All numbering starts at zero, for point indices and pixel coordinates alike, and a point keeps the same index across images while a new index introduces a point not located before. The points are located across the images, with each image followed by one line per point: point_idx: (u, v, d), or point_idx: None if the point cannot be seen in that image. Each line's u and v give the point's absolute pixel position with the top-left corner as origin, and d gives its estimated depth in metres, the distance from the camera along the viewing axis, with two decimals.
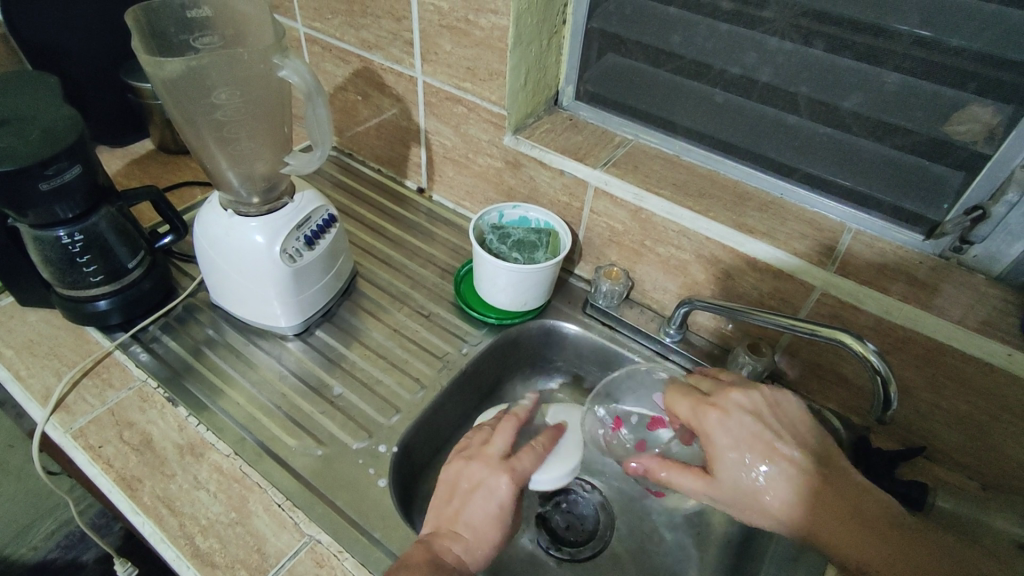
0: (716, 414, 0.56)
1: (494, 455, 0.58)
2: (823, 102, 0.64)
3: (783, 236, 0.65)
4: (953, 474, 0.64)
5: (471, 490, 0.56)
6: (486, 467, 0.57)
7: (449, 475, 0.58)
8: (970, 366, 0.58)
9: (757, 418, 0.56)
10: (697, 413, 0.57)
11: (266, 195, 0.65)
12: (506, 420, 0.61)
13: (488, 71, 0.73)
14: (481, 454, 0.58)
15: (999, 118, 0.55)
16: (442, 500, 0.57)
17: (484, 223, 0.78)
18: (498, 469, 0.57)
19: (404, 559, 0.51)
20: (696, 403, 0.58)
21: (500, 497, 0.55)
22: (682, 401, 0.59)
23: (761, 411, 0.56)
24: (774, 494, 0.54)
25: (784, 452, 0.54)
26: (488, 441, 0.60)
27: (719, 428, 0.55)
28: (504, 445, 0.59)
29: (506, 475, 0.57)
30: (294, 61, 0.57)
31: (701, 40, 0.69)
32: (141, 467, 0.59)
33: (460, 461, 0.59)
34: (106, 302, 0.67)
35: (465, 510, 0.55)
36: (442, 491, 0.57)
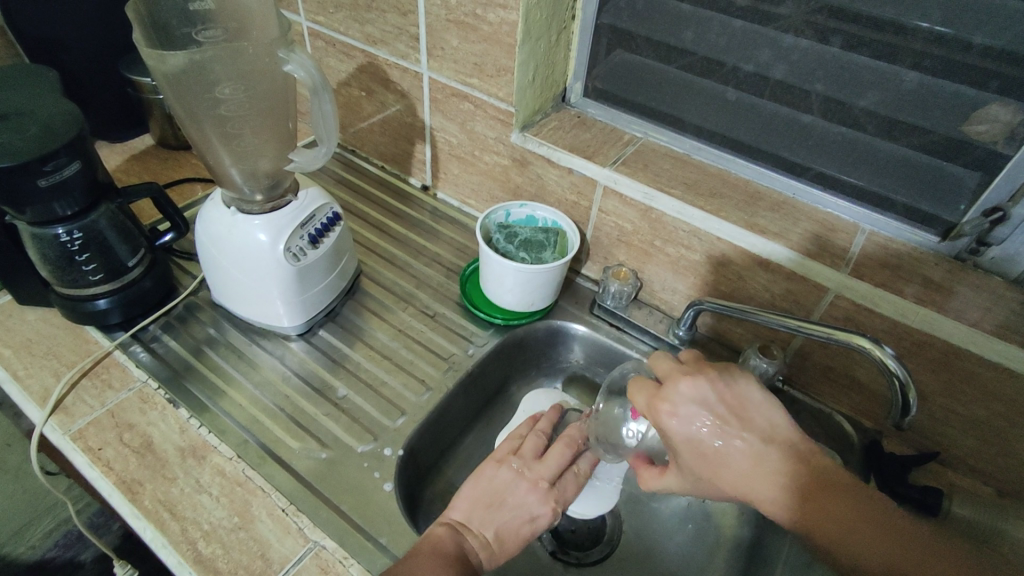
0: (665, 408, 0.53)
1: (545, 480, 0.58)
2: (839, 101, 0.63)
3: (796, 237, 0.64)
4: (968, 480, 0.64)
5: (519, 507, 0.56)
6: (537, 492, 0.57)
7: (494, 481, 0.58)
8: (987, 371, 0.57)
9: (707, 409, 0.52)
10: (650, 408, 0.54)
11: (269, 193, 0.63)
12: (563, 445, 0.61)
13: (495, 68, 0.71)
14: (534, 473, 0.59)
15: (1020, 117, 0.54)
16: (479, 505, 0.56)
17: (490, 222, 0.76)
18: (545, 496, 0.58)
19: (434, 542, 0.52)
20: (649, 397, 0.55)
21: (538, 525, 0.56)
22: (639, 392, 0.56)
23: (713, 401, 0.53)
24: (735, 481, 0.51)
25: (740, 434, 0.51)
26: (543, 460, 0.60)
27: (672, 419, 0.53)
28: (557, 471, 0.59)
29: (550, 505, 0.58)
30: (300, 55, 0.55)
31: (714, 37, 0.67)
32: (143, 470, 0.58)
33: (513, 474, 0.58)
34: (105, 301, 0.66)
35: (502, 519, 0.55)
36: (484, 493, 0.57)
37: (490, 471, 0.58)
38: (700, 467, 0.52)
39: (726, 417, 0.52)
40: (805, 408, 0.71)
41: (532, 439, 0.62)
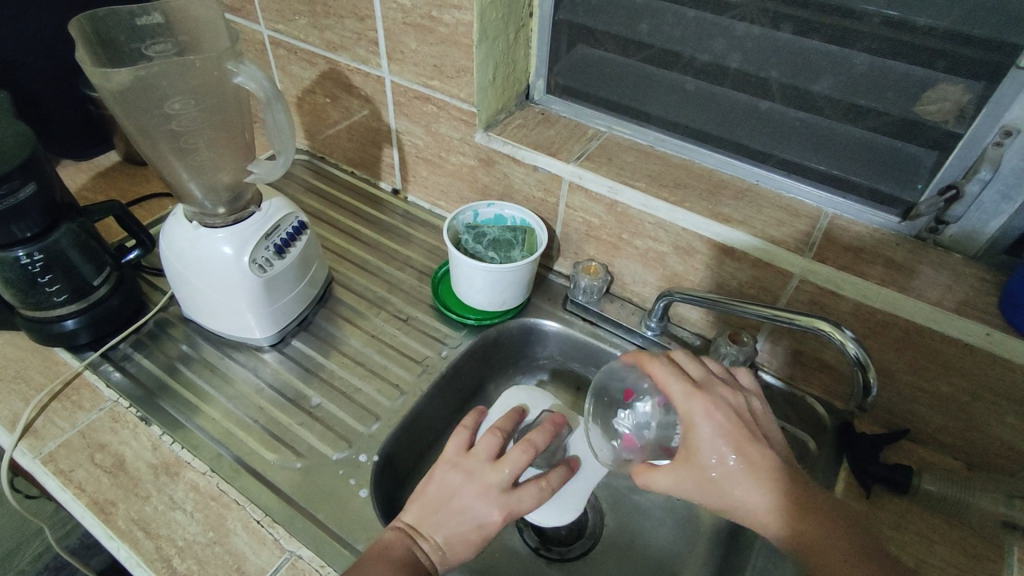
0: (702, 402, 0.53)
1: (496, 485, 0.55)
2: (795, 87, 0.63)
3: (760, 224, 0.65)
4: (939, 455, 0.65)
5: (464, 512, 0.54)
6: (485, 496, 0.55)
7: (440, 483, 0.56)
8: (948, 347, 0.58)
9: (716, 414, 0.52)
10: (687, 399, 0.53)
11: (232, 206, 0.63)
12: (520, 449, 0.57)
13: (455, 69, 0.71)
14: (484, 476, 0.56)
15: (968, 96, 0.55)
16: (428, 508, 0.55)
17: (458, 223, 0.76)
18: (495, 501, 0.55)
19: (384, 549, 0.52)
20: (686, 387, 0.53)
21: (489, 530, 0.54)
22: (675, 381, 0.54)
23: (735, 407, 0.53)
24: (727, 483, 0.51)
25: (755, 448, 0.52)
26: (497, 463, 0.57)
27: (706, 418, 0.52)
28: (510, 476, 0.56)
29: (500, 510, 0.55)
30: (250, 66, 0.55)
31: (669, 28, 0.68)
32: (115, 490, 0.57)
33: (461, 476, 0.56)
34: (73, 322, 0.65)
35: (449, 525, 0.54)
36: (432, 497, 0.55)
37: (440, 473, 0.57)
38: (698, 474, 0.52)
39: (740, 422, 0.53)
40: (778, 393, 0.71)
41: (487, 440, 0.58)
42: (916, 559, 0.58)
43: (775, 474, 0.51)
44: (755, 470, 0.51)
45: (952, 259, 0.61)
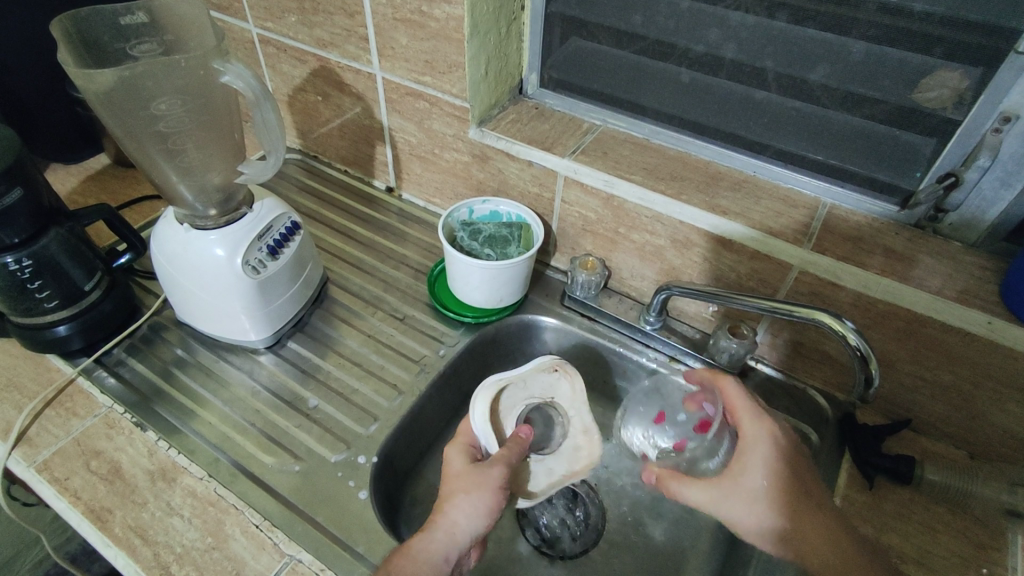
0: (768, 430, 0.54)
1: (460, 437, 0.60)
2: (791, 76, 0.63)
3: (757, 216, 0.64)
4: (941, 444, 0.64)
5: (450, 468, 0.56)
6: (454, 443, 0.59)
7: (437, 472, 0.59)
8: (950, 336, 0.57)
9: (776, 444, 0.53)
10: (755, 422, 0.55)
11: (223, 207, 0.62)
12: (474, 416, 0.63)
13: (446, 64, 0.70)
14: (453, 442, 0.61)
15: (967, 82, 0.54)
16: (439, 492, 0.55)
17: (453, 220, 0.75)
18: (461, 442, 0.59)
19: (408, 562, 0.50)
20: (756, 411, 0.55)
21: (460, 465, 0.56)
22: (745, 400, 0.56)
23: (790, 444, 0.55)
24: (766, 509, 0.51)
25: (803, 485, 0.53)
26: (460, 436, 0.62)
27: (765, 441, 0.53)
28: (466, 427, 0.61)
29: (461, 443, 0.58)
30: (236, 65, 0.54)
31: (663, 20, 0.67)
32: (111, 497, 0.57)
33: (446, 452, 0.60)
34: (65, 328, 0.64)
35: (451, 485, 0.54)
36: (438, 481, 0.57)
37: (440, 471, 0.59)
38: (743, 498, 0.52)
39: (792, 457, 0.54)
40: (778, 385, 0.71)
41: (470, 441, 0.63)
42: (918, 549, 0.57)
43: (811, 510, 0.52)
44: (786, 503, 0.52)
45: (952, 247, 0.60)
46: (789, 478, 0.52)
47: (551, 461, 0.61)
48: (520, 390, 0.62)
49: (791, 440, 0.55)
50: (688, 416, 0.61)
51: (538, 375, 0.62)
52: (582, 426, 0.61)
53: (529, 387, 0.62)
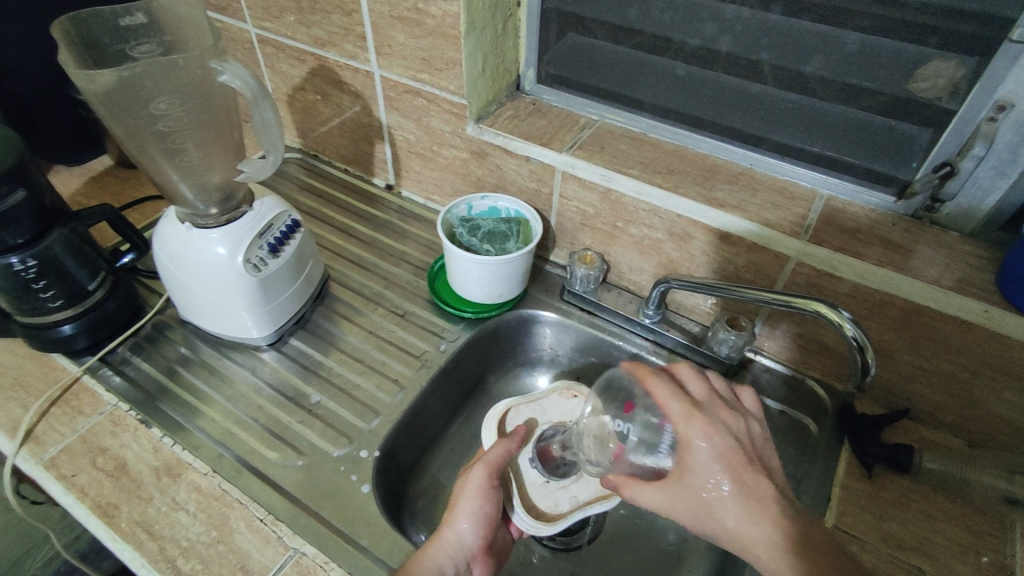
0: (701, 425, 0.49)
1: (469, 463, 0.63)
2: (786, 69, 0.63)
3: (754, 208, 0.64)
4: (938, 433, 0.65)
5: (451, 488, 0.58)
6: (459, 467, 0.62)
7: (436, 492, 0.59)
8: (948, 326, 0.57)
9: (715, 441, 0.48)
10: (686, 420, 0.49)
11: (223, 205, 0.63)
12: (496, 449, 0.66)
13: (444, 61, 0.71)
14: None
15: (962, 72, 0.54)
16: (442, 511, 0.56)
17: (452, 217, 0.75)
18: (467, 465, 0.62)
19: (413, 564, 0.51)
20: (687, 407, 0.49)
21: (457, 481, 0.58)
22: (675, 400, 0.50)
23: (738, 437, 0.49)
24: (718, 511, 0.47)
25: (755, 480, 0.48)
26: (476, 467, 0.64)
27: (702, 441, 0.48)
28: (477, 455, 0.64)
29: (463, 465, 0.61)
30: (235, 64, 0.55)
31: (658, 14, 0.67)
32: (117, 493, 0.57)
33: None
34: (70, 327, 0.65)
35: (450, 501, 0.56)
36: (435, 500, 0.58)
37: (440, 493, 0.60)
38: (691, 503, 0.49)
39: (743, 448, 0.49)
40: (778, 376, 0.71)
41: None
42: (918, 535, 0.58)
43: (774, 507, 0.47)
44: (748, 500, 0.47)
45: (948, 237, 0.61)
46: (736, 472, 0.47)
47: (579, 484, 0.62)
48: (538, 412, 0.67)
49: (735, 430, 0.49)
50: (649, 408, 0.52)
51: (559, 401, 0.68)
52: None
53: (548, 410, 0.67)
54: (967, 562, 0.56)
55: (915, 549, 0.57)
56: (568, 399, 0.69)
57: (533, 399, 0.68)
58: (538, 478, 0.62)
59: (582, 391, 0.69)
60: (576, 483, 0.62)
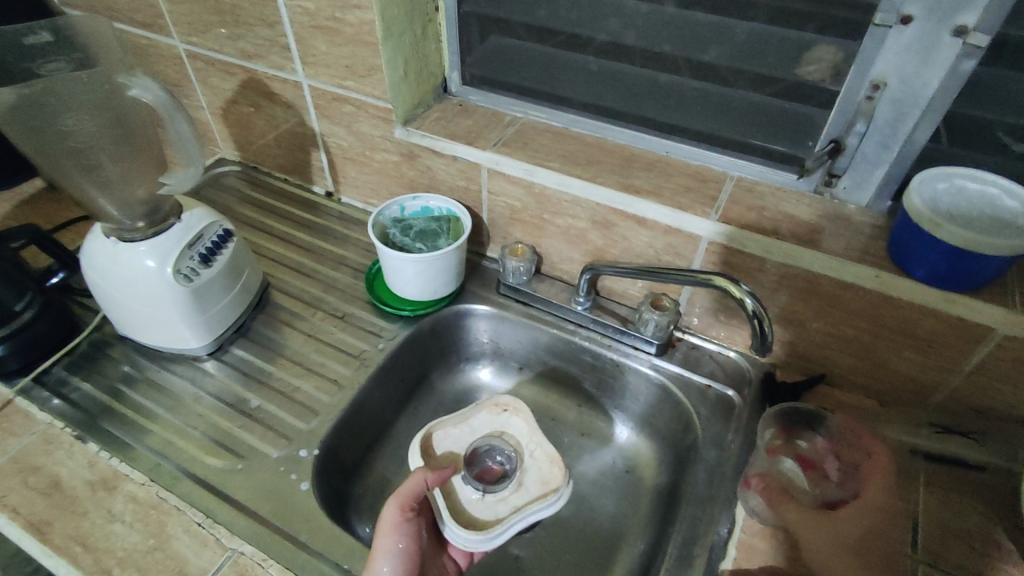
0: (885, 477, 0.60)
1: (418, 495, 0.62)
2: (687, 59, 0.67)
3: (667, 193, 0.67)
4: (853, 395, 0.68)
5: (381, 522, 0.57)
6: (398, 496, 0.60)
7: None
8: (846, 292, 0.61)
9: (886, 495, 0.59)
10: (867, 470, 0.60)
11: (150, 217, 0.64)
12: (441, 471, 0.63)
13: (365, 67, 0.73)
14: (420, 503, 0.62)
15: (841, 55, 0.59)
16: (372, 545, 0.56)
17: (384, 218, 0.77)
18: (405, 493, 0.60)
19: None
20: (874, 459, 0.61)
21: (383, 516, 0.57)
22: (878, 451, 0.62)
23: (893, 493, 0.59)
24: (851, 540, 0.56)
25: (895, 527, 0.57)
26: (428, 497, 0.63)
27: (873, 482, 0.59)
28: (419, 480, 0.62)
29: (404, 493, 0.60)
30: (144, 79, 0.57)
31: (565, 12, 0.71)
32: (52, 510, 0.58)
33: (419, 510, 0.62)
34: (1, 348, 0.65)
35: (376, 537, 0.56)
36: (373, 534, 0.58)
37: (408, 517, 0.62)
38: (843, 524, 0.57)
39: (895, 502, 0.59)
40: (705, 352, 0.75)
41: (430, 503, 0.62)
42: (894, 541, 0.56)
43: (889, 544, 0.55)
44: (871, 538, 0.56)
45: (846, 210, 0.64)
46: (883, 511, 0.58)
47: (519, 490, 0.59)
48: (468, 431, 0.64)
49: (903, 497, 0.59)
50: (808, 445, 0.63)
51: (487, 416, 0.65)
52: (546, 457, 0.61)
53: (477, 428, 0.64)
54: None
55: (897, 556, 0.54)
56: (498, 413, 0.65)
57: (460, 419, 0.64)
58: (474, 493, 0.59)
59: (510, 403, 0.66)
60: (512, 491, 0.59)
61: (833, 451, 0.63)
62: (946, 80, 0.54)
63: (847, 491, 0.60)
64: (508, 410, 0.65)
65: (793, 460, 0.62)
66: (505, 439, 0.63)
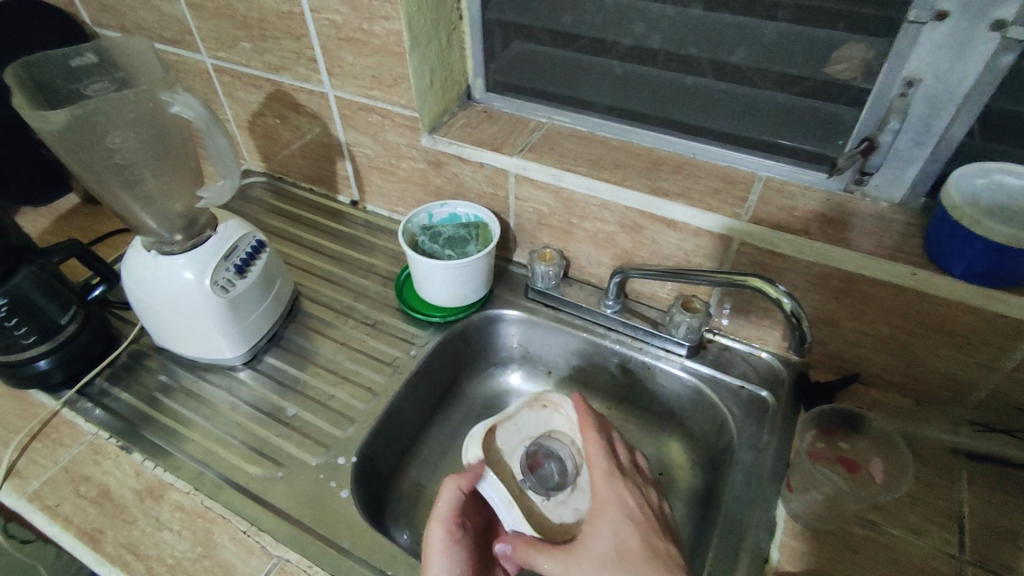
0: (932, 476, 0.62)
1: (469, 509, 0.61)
2: (714, 61, 0.67)
3: (697, 195, 0.67)
4: (889, 394, 0.68)
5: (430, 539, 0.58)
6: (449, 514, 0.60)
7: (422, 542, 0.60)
8: (881, 290, 0.61)
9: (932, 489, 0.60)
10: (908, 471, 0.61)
11: (188, 231, 0.65)
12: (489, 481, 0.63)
13: (392, 77, 0.74)
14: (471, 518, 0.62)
15: (872, 53, 0.58)
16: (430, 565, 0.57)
17: (414, 226, 0.78)
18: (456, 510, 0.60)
19: None
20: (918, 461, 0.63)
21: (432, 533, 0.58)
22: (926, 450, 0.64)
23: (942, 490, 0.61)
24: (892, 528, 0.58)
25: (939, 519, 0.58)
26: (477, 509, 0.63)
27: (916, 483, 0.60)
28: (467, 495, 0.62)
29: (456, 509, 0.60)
30: (184, 95, 0.58)
31: (591, 17, 0.71)
32: (102, 518, 0.59)
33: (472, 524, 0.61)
34: (46, 362, 0.67)
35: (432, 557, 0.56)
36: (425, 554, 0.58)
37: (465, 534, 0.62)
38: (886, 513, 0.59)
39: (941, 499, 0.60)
40: (736, 353, 0.74)
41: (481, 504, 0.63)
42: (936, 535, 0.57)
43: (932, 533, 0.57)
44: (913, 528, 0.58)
45: (879, 208, 0.64)
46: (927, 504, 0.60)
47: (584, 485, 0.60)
48: (518, 431, 0.64)
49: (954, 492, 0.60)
50: (850, 446, 0.63)
51: (530, 415, 0.65)
52: None
53: (525, 427, 0.64)
54: (916, 511, 0.59)
55: (934, 554, 0.56)
56: (538, 411, 0.66)
57: (509, 419, 0.64)
58: (539, 497, 0.60)
59: (550, 399, 0.66)
60: (575, 490, 0.61)
61: (877, 454, 0.62)
62: (982, 75, 0.53)
63: (892, 491, 0.59)
64: (548, 405, 0.66)
65: (834, 461, 0.62)
66: (555, 438, 0.64)
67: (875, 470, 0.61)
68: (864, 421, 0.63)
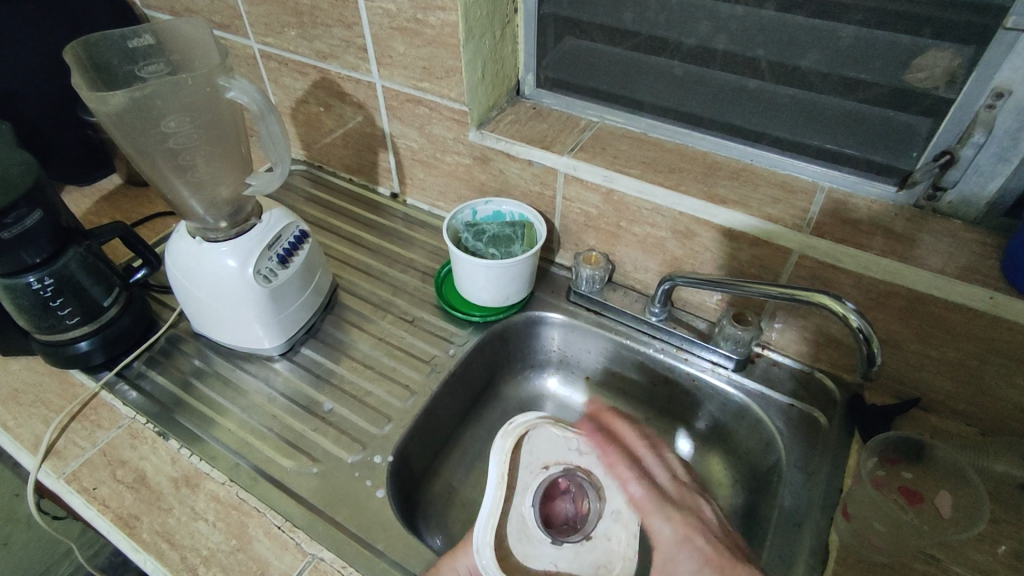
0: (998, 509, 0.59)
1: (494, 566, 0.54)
2: (783, 64, 0.64)
3: (756, 203, 0.64)
4: (950, 422, 0.64)
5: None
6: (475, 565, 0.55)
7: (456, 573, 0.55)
8: (952, 313, 0.57)
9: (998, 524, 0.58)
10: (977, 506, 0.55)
11: (233, 218, 0.64)
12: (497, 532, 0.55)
13: (444, 69, 0.72)
14: None
15: (959, 60, 0.55)
16: None
17: (457, 222, 0.76)
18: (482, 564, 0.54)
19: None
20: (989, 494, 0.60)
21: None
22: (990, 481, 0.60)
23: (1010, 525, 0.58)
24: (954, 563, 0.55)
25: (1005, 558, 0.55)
26: None
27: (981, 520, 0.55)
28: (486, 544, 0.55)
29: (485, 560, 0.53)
30: (242, 81, 0.57)
31: (653, 15, 0.69)
32: (138, 504, 0.58)
33: None
34: (87, 343, 0.66)
35: None
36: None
37: None
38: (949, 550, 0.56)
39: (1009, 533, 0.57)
40: (784, 369, 0.72)
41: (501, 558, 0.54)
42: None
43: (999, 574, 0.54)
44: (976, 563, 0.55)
45: (952, 225, 0.61)
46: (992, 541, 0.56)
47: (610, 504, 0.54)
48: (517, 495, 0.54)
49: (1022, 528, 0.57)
50: (914, 476, 0.59)
51: (519, 463, 0.54)
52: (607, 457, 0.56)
53: (522, 484, 0.54)
54: (983, 551, 0.56)
55: None
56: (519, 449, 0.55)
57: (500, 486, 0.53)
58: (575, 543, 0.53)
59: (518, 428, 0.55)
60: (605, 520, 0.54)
61: (945, 486, 0.58)
62: None
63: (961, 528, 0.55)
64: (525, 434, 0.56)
65: (896, 492, 0.58)
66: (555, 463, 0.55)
67: (943, 504, 0.57)
68: (927, 451, 0.59)
